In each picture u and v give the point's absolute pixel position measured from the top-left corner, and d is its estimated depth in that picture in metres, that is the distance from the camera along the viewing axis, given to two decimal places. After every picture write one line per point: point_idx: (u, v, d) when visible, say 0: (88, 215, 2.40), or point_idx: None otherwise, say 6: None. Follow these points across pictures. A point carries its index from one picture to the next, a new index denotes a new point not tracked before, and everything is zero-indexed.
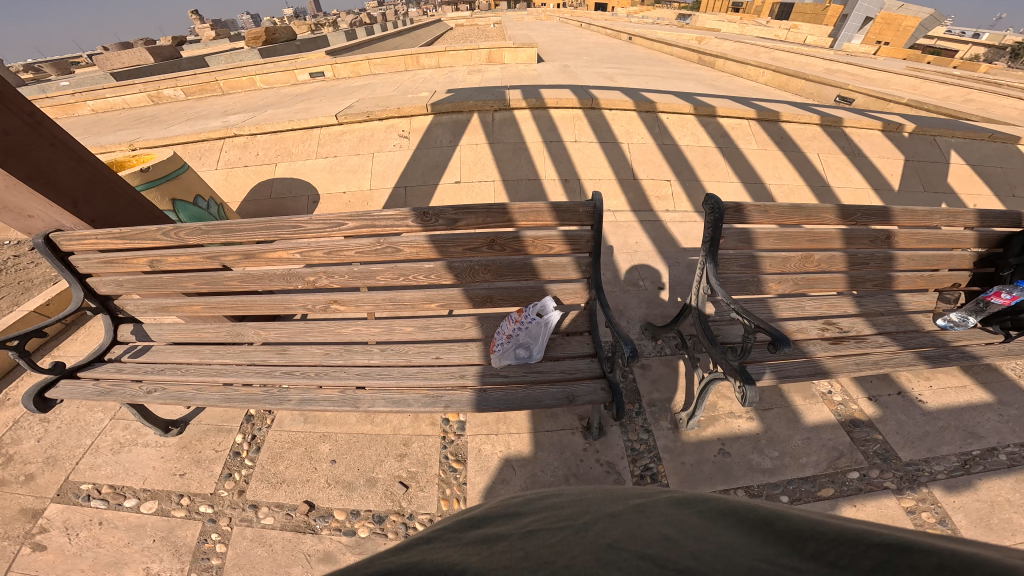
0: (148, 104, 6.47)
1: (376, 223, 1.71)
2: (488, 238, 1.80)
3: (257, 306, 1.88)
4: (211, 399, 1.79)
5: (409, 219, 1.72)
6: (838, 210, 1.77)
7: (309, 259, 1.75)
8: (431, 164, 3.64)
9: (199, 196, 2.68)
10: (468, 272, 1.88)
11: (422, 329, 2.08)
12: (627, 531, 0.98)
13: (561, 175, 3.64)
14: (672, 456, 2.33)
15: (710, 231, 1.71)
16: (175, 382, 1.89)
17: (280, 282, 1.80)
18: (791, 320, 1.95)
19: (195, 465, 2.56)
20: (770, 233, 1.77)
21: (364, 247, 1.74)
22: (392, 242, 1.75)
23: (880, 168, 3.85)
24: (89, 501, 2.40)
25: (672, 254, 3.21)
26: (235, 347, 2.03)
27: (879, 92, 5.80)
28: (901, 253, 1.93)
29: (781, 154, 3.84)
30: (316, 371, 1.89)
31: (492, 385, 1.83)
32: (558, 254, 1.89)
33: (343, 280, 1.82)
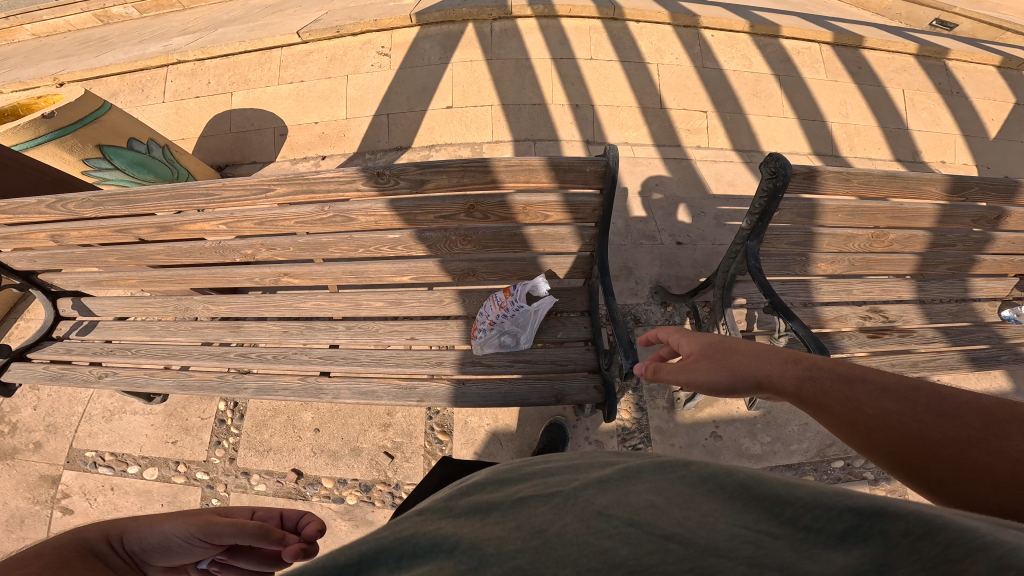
0: (96, 25, 5.46)
1: (322, 188, 1.35)
2: (466, 204, 1.46)
3: (199, 278, 1.61)
4: (166, 386, 1.65)
5: (357, 182, 1.35)
6: (947, 182, 1.38)
7: (239, 230, 1.47)
8: (418, 86, 3.13)
9: (132, 139, 2.31)
10: (443, 241, 1.56)
11: (394, 304, 1.73)
12: (612, 496, 0.76)
13: (571, 100, 3.09)
14: (664, 435, 2.25)
15: (764, 201, 1.32)
16: (128, 365, 1.75)
17: (215, 257, 1.52)
18: (829, 305, 1.64)
19: (184, 432, 2.47)
20: (841, 208, 1.41)
21: (304, 214, 1.42)
22: (345, 210, 1.41)
23: (980, 111, 3.26)
24: (97, 467, 2.43)
25: (695, 203, 2.76)
26: (186, 323, 1.80)
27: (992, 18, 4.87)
28: (1003, 235, 1.56)
29: (855, 88, 3.23)
30: (275, 354, 1.68)
31: (473, 376, 1.63)
32: (555, 223, 1.54)
33: (288, 252, 1.53)
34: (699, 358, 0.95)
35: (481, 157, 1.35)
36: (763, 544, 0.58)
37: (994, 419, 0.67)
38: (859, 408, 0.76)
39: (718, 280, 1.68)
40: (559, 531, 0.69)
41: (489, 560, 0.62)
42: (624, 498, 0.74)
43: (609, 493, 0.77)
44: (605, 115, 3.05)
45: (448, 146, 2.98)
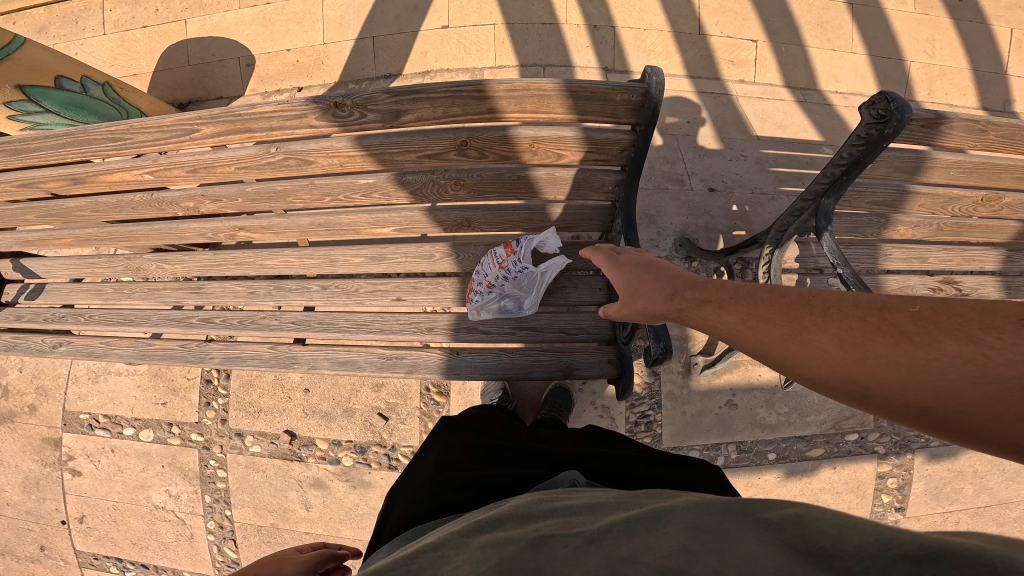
0: None
1: (276, 130, 1.16)
2: (457, 139, 1.18)
3: (141, 236, 1.43)
4: (125, 356, 1.53)
5: (308, 116, 1.13)
6: None
7: (168, 180, 1.28)
8: (408, 1, 2.64)
9: (61, 78, 1.97)
10: (427, 186, 1.30)
11: (376, 261, 1.47)
12: (639, 540, 0.75)
13: (588, 21, 2.59)
14: (677, 402, 2.13)
15: (859, 151, 1.02)
16: (82, 334, 1.59)
17: (152, 211, 1.36)
18: (898, 274, 1.43)
19: (172, 393, 2.31)
20: (955, 165, 1.12)
21: (245, 156, 1.19)
22: (297, 151, 1.18)
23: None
24: (92, 430, 2.35)
25: (735, 142, 2.35)
26: (140, 285, 1.56)
27: None
28: None
29: (950, 23, 2.66)
30: (240, 319, 1.47)
31: (468, 345, 1.42)
32: (568, 166, 1.25)
33: (235, 203, 1.33)
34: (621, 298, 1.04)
35: (475, 78, 1.05)
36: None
37: (809, 313, 0.67)
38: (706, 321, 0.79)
39: (766, 241, 1.43)
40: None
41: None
42: (646, 545, 0.73)
43: (638, 534, 0.77)
44: (628, 39, 2.57)
45: (444, 73, 2.60)
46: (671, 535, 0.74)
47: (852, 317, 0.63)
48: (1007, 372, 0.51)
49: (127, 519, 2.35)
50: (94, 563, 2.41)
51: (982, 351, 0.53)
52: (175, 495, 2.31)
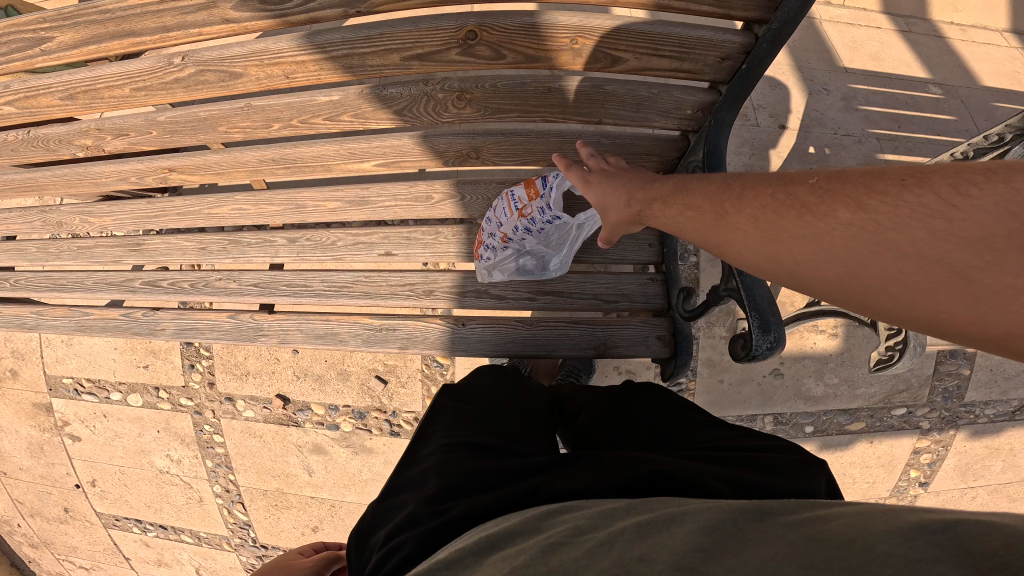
0: None
1: (175, 34, 0.81)
2: (462, 29, 0.82)
3: (48, 184, 1.14)
4: (62, 327, 1.27)
5: (218, 3, 0.77)
6: None
7: (46, 113, 0.96)
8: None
9: None
10: (417, 103, 0.95)
11: (357, 205, 1.16)
12: (653, 540, 0.52)
13: None
14: (714, 370, 1.87)
15: None
16: (14, 298, 1.33)
17: (39, 153, 1.05)
18: None
19: (153, 355, 2.06)
20: None
21: (136, 71, 0.86)
22: (213, 61, 0.84)
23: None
24: (81, 396, 2.12)
25: (816, 73, 1.87)
26: (66, 245, 1.28)
27: None
28: None
29: None
30: (192, 281, 1.19)
31: (479, 314, 1.14)
32: (615, 76, 0.90)
33: (147, 138, 1.01)
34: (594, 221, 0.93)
35: None
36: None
37: (727, 198, 0.58)
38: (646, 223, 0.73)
39: None
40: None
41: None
42: (661, 544, 0.51)
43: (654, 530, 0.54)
44: None
45: None
46: (687, 531, 0.52)
47: (763, 196, 0.53)
48: (908, 236, 0.41)
49: (136, 483, 2.21)
50: (119, 525, 2.31)
51: (879, 214, 0.43)
52: (176, 459, 2.15)
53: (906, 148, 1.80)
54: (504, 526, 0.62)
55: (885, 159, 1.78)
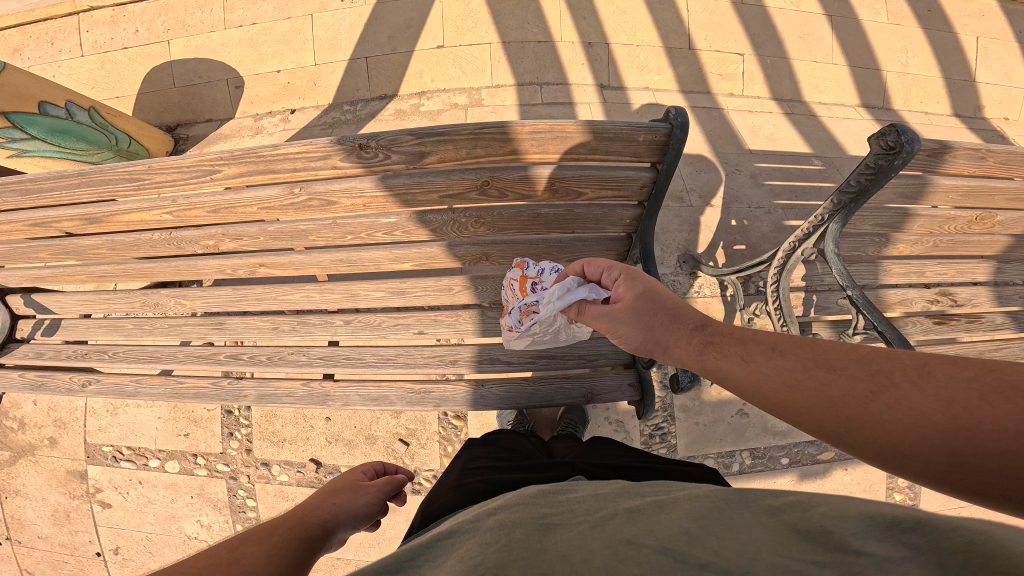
0: None
1: (303, 171, 1.20)
2: (479, 179, 1.23)
3: (159, 273, 1.46)
4: (157, 395, 1.52)
5: (333, 157, 1.17)
6: None
7: (191, 221, 1.31)
8: (402, 22, 2.67)
9: (45, 103, 2.03)
10: (448, 225, 1.35)
11: (396, 295, 1.52)
12: (643, 523, 0.71)
13: (583, 37, 2.67)
14: (689, 413, 2.20)
15: (867, 179, 1.01)
16: (110, 371, 1.60)
17: (171, 248, 1.39)
18: (892, 287, 1.38)
19: (194, 424, 2.33)
20: (955, 189, 1.07)
21: (268, 197, 1.24)
22: (321, 192, 1.23)
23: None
24: (118, 462, 2.36)
25: (729, 156, 2.38)
26: (162, 322, 1.60)
27: None
28: None
29: (920, 33, 2.75)
30: (269, 356, 1.51)
31: (493, 376, 1.48)
32: (590, 201, 1.32)
33: (256, 240, 1.36)
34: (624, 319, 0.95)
35: (499, 122, 1.11)
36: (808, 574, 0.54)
37: (889, 372, 0.67)
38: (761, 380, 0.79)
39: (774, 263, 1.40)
40: (586, 557, 0.65)
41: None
42: (651, 527, 0.70)
43: (642, 518, 0.73)
44: (623, 56, 2.65)
45: (442, 93, 2.64)
46: (673, 518, 0.71)
47: (937, 377, 0.64)
48: None
49: (162, 549, 2.36)
50: None
51: None
52: (206, 524, 2.33)
53: (806, 213, 2.29)
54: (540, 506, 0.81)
55: (790, 226, 2.25)
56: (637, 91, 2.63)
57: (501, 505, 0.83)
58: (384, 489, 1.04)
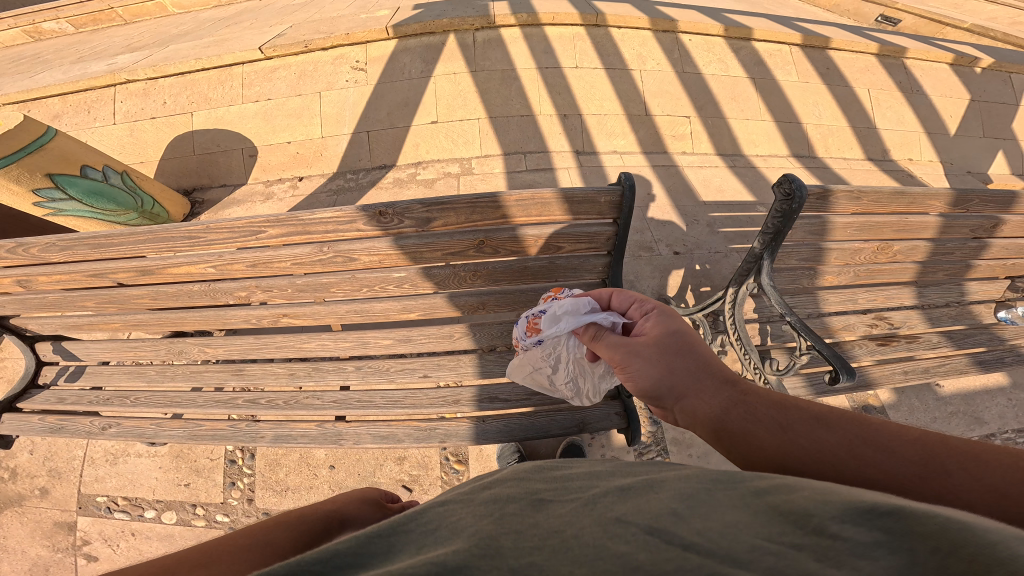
0: (28, 41, 5.42)
1: (332, 235, 1.44)
2: (476, 240, 1.47)
3: (189, 320, 1.61)
4: (175, 438, 1.53)
5: (357, 222, 1.41)
6: (951, 196, 1.31)
7: (232, 275, 1.50)
8: (399, 101, 3.07)
9: (86, 166, 2.20)
10: (451, 278, 1.58)
11: (403, 342, 1.72)
12: (634, 502, 0.64)
13: (558, 110, 3.08)
14: (682, 445, 2.31)
15: (776, 222, 1.23)
16: (130, 414, 1.61)
17: (207, 298, 1.56)
18: (836, 314, 1.57)
19: (196, 473, 2.11)
20: (851, 224, 1.30)
21: (300, 256, 1.46)
22: (345, 250, 1.46)
23: (940, 110, 3.27)
24: (111, 513, 2.07)
25: (688, 209, 2.72)
26: (182, 369, 1.66)
27: (932, 12, 4.88)
28: (996, 241, 1.49)
29: (823, 87, 3.18)
30: (286, 399, 1.61)
31: (492, 413, 1.63)
32: (568, 253, 1.54)
33: (286, 292, 1.57)
34: (645, 350, 1.03)
35: (491, 194, 1.37)
36: (785, 554, 0.47)
37: (945, 456, 0.68)
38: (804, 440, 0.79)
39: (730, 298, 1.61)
40: (575, 534, 0.58)
41: (502, 552, 0.55)
42: (639, 506, 0.62)
43: (635, 496, 0.65)
44: (593, 123, 3.06)
45: (436, 163, 2.98)
46: (662, 497, 0.63)
47: (996, 464, 0.65)
48: None
49: None
50: None
51: None
52: None
53: None
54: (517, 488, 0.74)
55: None
56: (608, 154, 3.01)
57: (497, 482, 0.78)
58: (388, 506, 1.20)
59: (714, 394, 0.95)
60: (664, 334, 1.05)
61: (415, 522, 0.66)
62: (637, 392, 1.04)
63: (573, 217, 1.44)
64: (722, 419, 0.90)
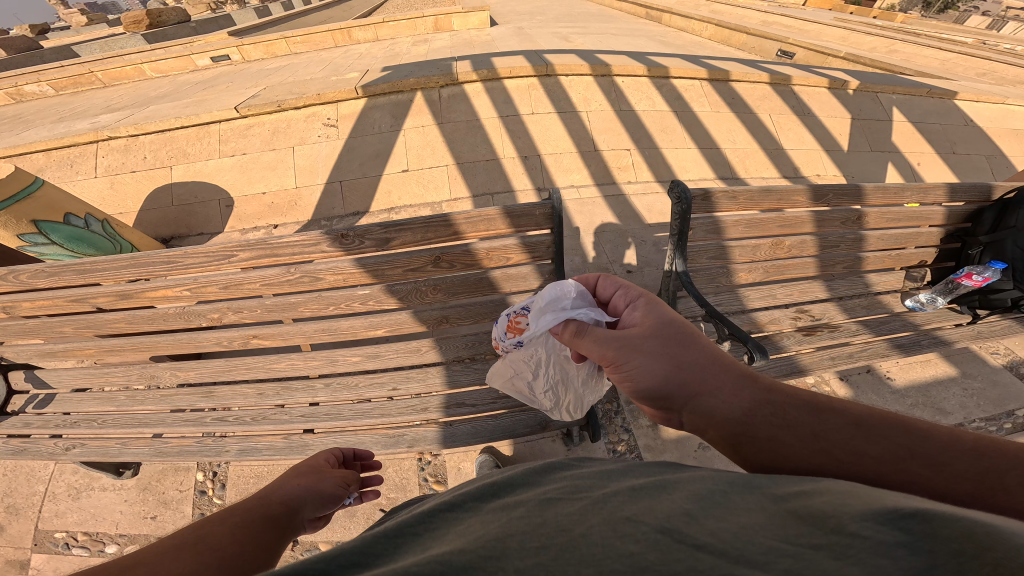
0: (8, 102, 5.70)
1: (299, 258, 1.58)
2: (432, 256, 1.61)
3: (162, 345, 1.69)
4: (141, 455, 1.57)
5: (321, 244, 1.55)
6: (809, 191, 1.53)
7: (205, 297, 1.62)
8: (371, 152, 3.31)
9: (70, 213, 2.33)
10: (413, 293, 1.70)
11: (372, 358, 1.82)
12: (645, 502, 0.63)
13: (519, 153, 3.36)
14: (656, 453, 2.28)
15: (677, 223, 1.44)
16: (97, 436, 1.64)
17: (179, 321, 1.66)
18: (761, 310, 1.70)
19: (164, 505, 2.07)
20: (740, 220, 1.52)
21: (268, 277, 1.58)
22: (310, 271, 1.59)
23: (830, 128, 3.63)
24: (70, 549, 1.99)
25: (637, 231, 2.99)
26: (152, 392, 1.74)
27: (819, 45, 5.55)
28: (871, 233, 1.70)
29: (733, 116, 3.58)
30: (253, 416, 1.67)
31: (458, 418, 1.71)
32: (516, 263, 1.71)
33: (256, 314, 1.67)
34: (645, 349, 1.01)
35: (442, 214, 1.55)
36: (803, 556, 0.46)
37: (995, 472, 0.68)
38: (843, 449, 0.77)
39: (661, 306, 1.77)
40: (585, 531, 0.58)
41: (506, 553, 0.55)
42: (652, 506, 0.62)
43: (646, 497, 0.65)
44: (551, 163, 3.34)
45: (407, 209, 3.16)
46: (676, 498, 0.62)
47: None
48: None
49: None
50: None
51: None
52: None
53: None
54: (518, 496, 0.74)
55: None
56: (566, 189, 3.27)
57: (508, 487, 0.78)
58: (346, 478, 1.18)
59: (732, 395, 0.91)
60: (661, 327, 1.05)
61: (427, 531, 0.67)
62: (643, 395, 1.00)
63: (515, 231, 1.64)
64: (745, 423, 0.86)
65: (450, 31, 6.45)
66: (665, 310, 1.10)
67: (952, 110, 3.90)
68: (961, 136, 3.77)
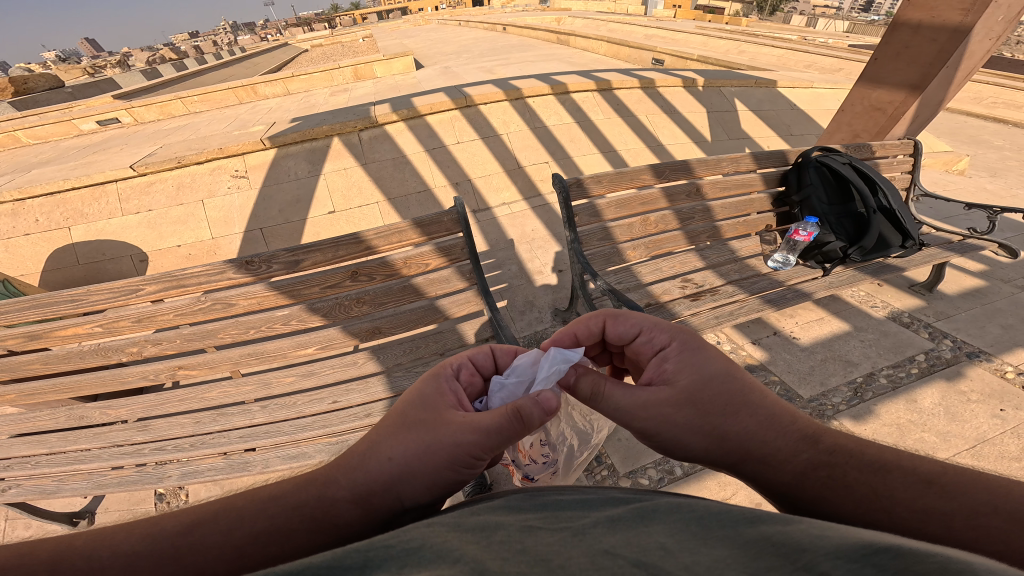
0: None
1: (212, 282, 1.72)
2: (349, 271, 1.78)
3: (85, 384, 1.74)
4: (78, 489, 1.55)
5: (228, 270, 1.71)
6: (651, 170, 2.00)
7: (120, 333, 1.69)
8: (291, 198, 3.40)
9: None
10: (336, 308, 1.81)
11: (307, 375, 1.90)
12: (625, 534, 0.56)
13: (450, 180, 3.58)
14: (607, 435, 2.07)
15: (565, 209, 1.81)
16: (26, 477, 1.62)
17: (98, 357, 1.71)
18: (655, 283, 1.96)
19: None
20: (610, 203, 1.90)
21: (183, 308, 1.68)
22: (222, 298, 1.70)
23: (693, 123, 4.11)
24: None
25: (557, 232, 3.31)
26: (87, 430, 1.76)
27: (679, 52, 6.46)
28: (714, 203, 2.11)
29: (619, 120, 3.99)
30: (190, 442, 1.66)
31: None
32: (436, 268, 1.90)
33: (178, 344, 1.74)
34: (676, 418, 0.84)
35: (351, 234, 1.75)
36: None
37: None
38: (917, 509, 0.67)
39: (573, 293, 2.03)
40: (564, 561, 0.48)
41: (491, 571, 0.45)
42: (630, 540, 0.54)
43: (626, 529, 0.57)
44: (481, 184, 3.61)
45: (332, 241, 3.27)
46: (654, 531, 0.56)
47: None
48: None
49: None
50: None
51: None
52: None
53: None
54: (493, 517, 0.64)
55: None
56: (499, 207, 3.58)
57: (485, 508, 0.67)
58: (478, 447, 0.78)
59: (781, 457, 0.78)
60: (699, 386, 0.85)
61: (397, 540, 0.54)
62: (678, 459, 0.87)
63: (426, 233, 1.86)
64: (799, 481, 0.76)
65: (372, 78, 6.72)
66: (699, 352, 0.90)
67: (779, 97, 4.59)
68: (792, 120, 4.45)
